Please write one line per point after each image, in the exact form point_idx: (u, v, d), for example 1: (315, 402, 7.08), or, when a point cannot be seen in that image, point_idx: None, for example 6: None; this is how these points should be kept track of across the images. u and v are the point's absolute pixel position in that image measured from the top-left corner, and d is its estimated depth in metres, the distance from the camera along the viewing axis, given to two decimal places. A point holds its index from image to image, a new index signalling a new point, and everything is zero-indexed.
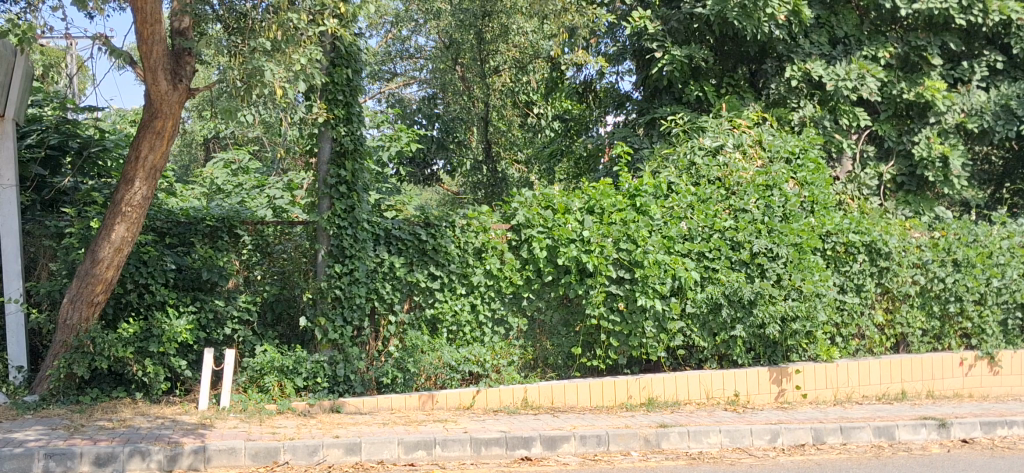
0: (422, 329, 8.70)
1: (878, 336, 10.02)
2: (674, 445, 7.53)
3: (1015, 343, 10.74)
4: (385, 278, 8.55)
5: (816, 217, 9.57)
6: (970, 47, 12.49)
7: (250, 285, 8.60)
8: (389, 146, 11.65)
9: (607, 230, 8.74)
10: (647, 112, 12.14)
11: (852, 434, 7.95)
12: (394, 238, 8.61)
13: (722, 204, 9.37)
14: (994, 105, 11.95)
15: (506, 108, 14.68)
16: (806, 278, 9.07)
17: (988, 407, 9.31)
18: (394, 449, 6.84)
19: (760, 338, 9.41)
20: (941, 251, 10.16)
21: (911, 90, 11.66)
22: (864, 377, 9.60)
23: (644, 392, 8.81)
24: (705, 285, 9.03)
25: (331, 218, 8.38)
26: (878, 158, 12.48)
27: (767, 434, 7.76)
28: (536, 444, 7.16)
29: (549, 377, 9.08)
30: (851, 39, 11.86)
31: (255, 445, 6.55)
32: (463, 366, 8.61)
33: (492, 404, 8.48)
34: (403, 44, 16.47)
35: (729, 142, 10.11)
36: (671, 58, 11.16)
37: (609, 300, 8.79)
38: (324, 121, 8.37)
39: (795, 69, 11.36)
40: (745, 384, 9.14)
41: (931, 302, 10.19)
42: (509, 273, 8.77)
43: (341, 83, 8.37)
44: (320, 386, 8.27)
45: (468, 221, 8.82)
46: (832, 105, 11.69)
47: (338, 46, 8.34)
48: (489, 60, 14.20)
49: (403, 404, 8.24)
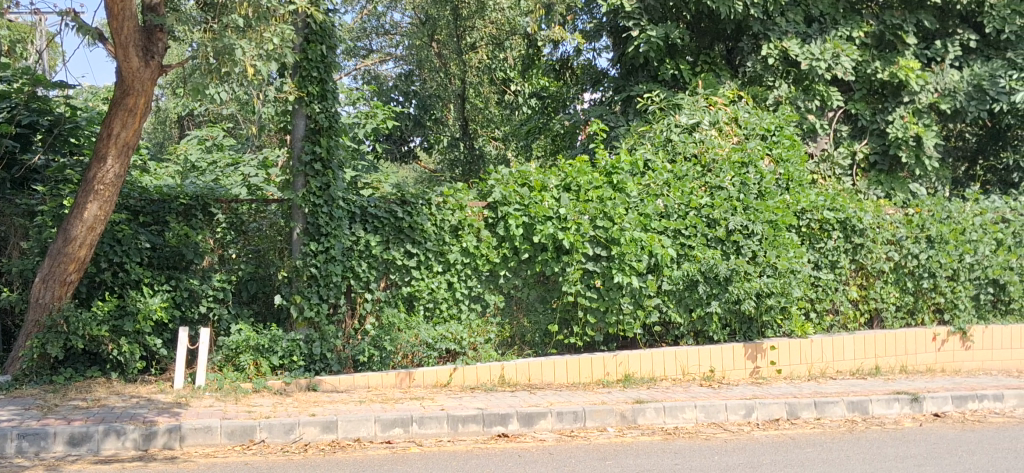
0: (400, 306, 8.69)
1: (852, 312, 10.09)
2: (650, 420, 7.58)
3: (986, 318, 10.69)
4: (361, 256, 8.54)
5: (791, 195, 9.61)
6: (944, 25, 12.49)
7: (225, 263, 8.57)
8: (364, 123, 11.40)
9: (584, 207, 8.75)
10: (624, 90, 12.10)
11: (826, 409, 8.04)
12: (370, 217, 8.59)
13: (698, 181, 9.41)
14: (966, 85, 11.98)
15: (483, 85, 14.62)
16: (781, 255, 9.13)
17: (960, 381, 9.44)
18: (371, 427, 6.85)
19: (736, 314, 9.48)
20: (914, 227, 10.18)
21: (885, 69, 11.72)
22: (838, 353, 9.69)
23: (619, 368, 8.86)
24: (682, 262, 9.09)
25: (307, 196, 8.32)
26: (851, 136, 12.47)
27: (741, 409, 7.83)
28: (513, 421, 7.19)
29: (527, 355, 9.09)
30: (827, 18, 11.88)
31: (231, 423, 6.54)
32: (440, 343, 8.58)
33: (469, 381, 8.50)
34: (379, 20, 16.37)
35: (705, 119, 10.17)
36: (648, 38, 11.17)
37: (586, 278, 8.83)
38: (299, 97, 8.32)
39: (771, 48, 11.43)
40: (720, 360, 9.20)
41: (905, 278, 10.21)
42: (486, 250, 8.75)
43: (315, 59, 8.31)
44: (297, 364, 8.27)
45: (444, 198, 8.77)
46: (807, 84, 11.77)
47: (310, 23, 8.24)
48: (466, 37, 14.20)
49: (380, 382, 8.24)
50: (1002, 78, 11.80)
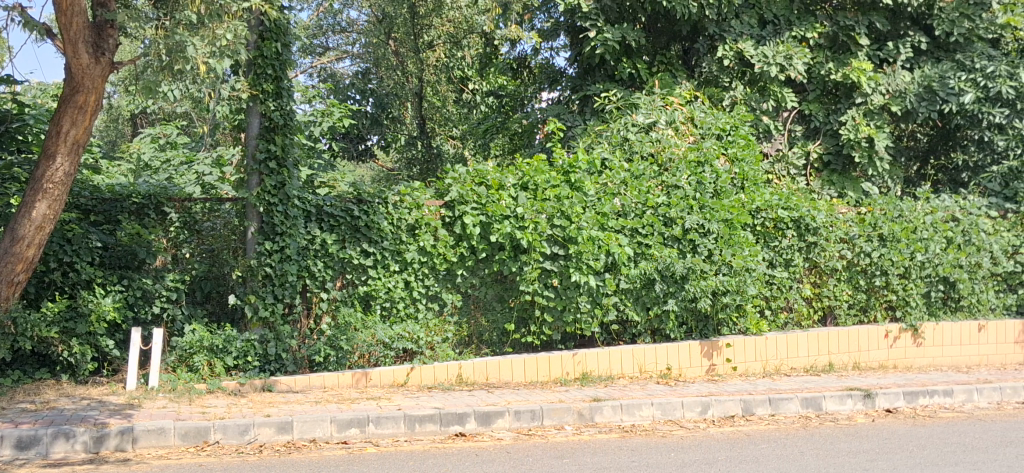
0: (355, 306, 8.61)
1: (806, 310, 10.19)
2: (607, 419, 7.62)
3: (936, 315, 10.72)
4: (316, 255, 8.45)
5: (745, 194, 9.72)
6: (896, 27, 12.60)
7: (178, 262, 8.48)
8: (320, 122, 11.15)
9: (541, 206, 8.76)
10: (580, 89, 12.14)
11: (781, 405, 8.13)
12: (326, 215, 8.49)
13: (655, 180, 9.48)
14: (916, 86, 12.07)
15: (440, 83, 14.57)
16: (736, 253, 9.26)
17: (912, 378, 9.58)
18: (327, 427, 6.80)
19: (692, 312, 9.53)
20: (867, 226, 10.28)
21: (838, 71, 11.90)
22: (792, 350, 9.80)
23: (577, 367, 8.88)
24: (638, 261, 9.15)
25: (261, 195, 8.27)
26: (805, 137, 12.63)
27: (697, 406, 7.88)
28: (470, 420, 7.17)
29: (484, 353, 9.09)
30: (780, 19, 12.06)
31: (185, 425, 6.46)
32: (396, 343, 8.53)
33: (426, 381, 8.48)
34: (336, 18, 16.24)
35: (661, 119, 10.31)
36: (604, 41, 11.26)
37: (543, 277, 8.85)
38: (253, 95, 8.26)
39: (726, 49, 11.56)
40: (677, 358, 9.27)
41: (858, 275, 10.31)
42: (442, 250, 8.69)
43: (270, 57, 8.25)
44: (251, 365, 8.20)
45: (400, 197, 8.70)
46: (761, 85, 11.90)
47: (265, 20, 8.17)
48: (423, 35, 14.23)
49: (337, 382, 8.19)
50: (952, 79, 11.93)
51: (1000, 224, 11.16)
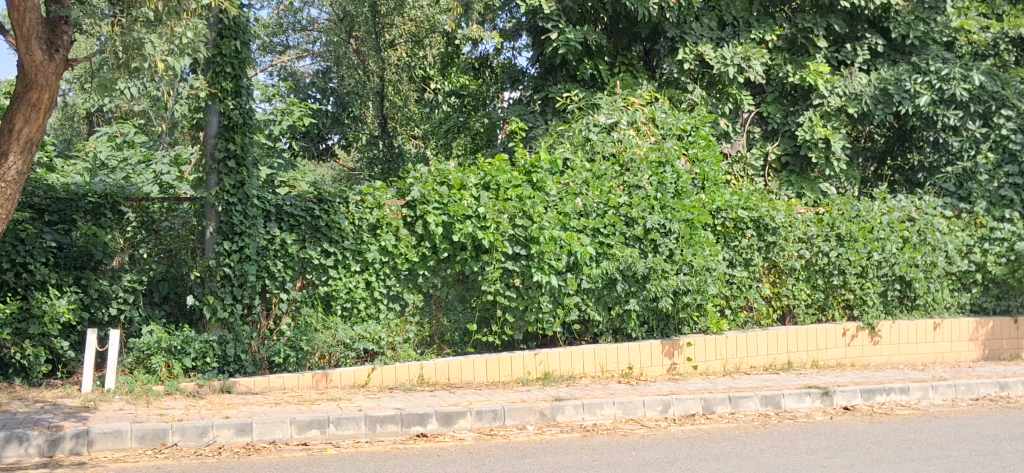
0: (316, 306, 8.55)
1: (765, 308, 10.28)
2: (569, 418, 7.63)
3: (892, 314, 10.85)
4: (276, 255, 8.39)
5: (706, 194, 9.80)
6: (853, 29, 12.75)
7: (136, 263, 8.37)
8: (280, 120, 10.94)
9: (503, 206, 8.77)
10: (543, 90, 12.12)
11: (740, 403, 8.20)
12: (286, 215, 8.44)
13: (617, 180, 9.52)
14: (872, 89, 12.17)
15: (403, 82, 14.69)
16: (697, 253, 9.38)
17: (869, 376, 9.70)
18: (287, 429, 6.74)
19: (653, 312, 9.58)
20: (825, 226, 10.40)
21: (795, 73, 12.06)
22: (752, 348, 9.88)
23: (539, 367, 8.89)
24: (600, 260, 9.19)
25: (220, 194, 8.19)
26: (764, 138, 12.75)
27: (658, 405, 7.93)
28: (431, 421, 7.15)
29: (446, 354, 9.05)
30: (740, 21, 12.15)
31: (142, 427, 6.38)
32: (358, 343, 8.49)
33: (388, 381, 8.44)
34: (295, 16, 16.19)
35: (623, 119, 10.38)
36: (566, 41, 11.22)
37: (505, 277, 8.85)
38: (211, 94, 8.20)
39: (687, 52, 11.63)
40: (638, 357, 9.31)
41: (816, 275, 10.42)
42: (404, 250, 8.65)
43: (229, 55, 8.17)
44: (209, 366, 8.12)
45: (362, 197, 8.66)
46: (720, 88, 12.02)
47: (223, 18, 8.09)
48: (385, 34, 14.32)
49: (296, 383, 8.13)
50: (907, 82, 12.01)
51: (955, 224, 11.19)
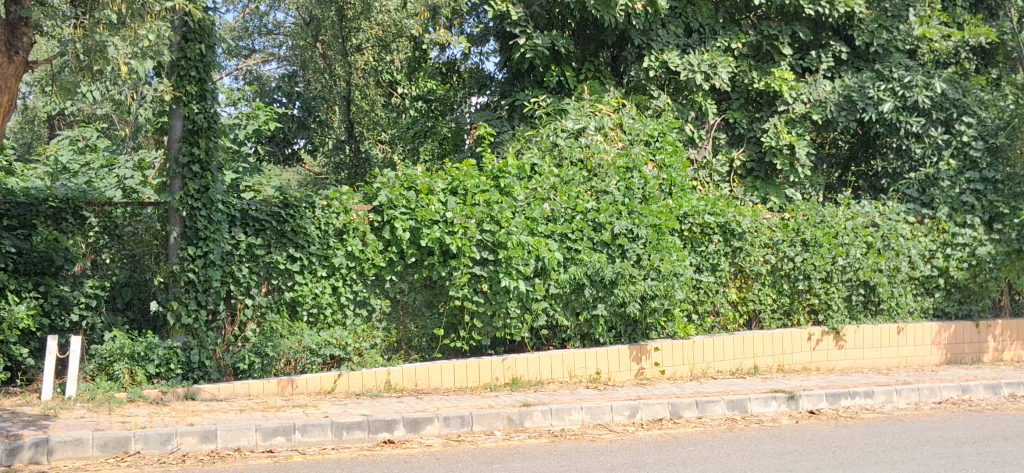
0: (282, 312, 8.48)
1: (731, 313, 10.34)
2: (537, 423, 7.61)
3: (857, 318, 10.93)
4: (241, 260, 8.31)
5: (673, 199, 9.84)
6: (818, 37, 12.89)
7: (98, 268, 8.24)
8: (245, 125, 10.73)
9: (471, 211, 8.71)
10: (510, 95, 12.06)
11: (707, 408, 8.23)
12: (251, 220, 8.37)
13: (584, 185, 9.55)
14: (836, 96, 12.35)
15: (370, 87, 14.59)
16: (664, 258, 9.40)
17: (834, 380, 9.79)
18: (252, 436, 6.67)
19: (621, 317, 9.60)
20: (790, 231, 10.48)
21: (760, 80, 12.19)
22: (718, 353, 9.93)
23: (507, 372, 8.87)
24: (568, 265, 9.19)
25: (184, 199, 8.09)
26: (729, 144, 12.82)
27: (625, 409, 7.94)
28: (399, 427, 7.11)
29: (413, 360, 8.98)
30: (706, 29, 12.29)
31: (104, 435, 6.27)
32: (324, 350, 8.42)
33: (354, 387, 8.40)
34: (261, 20, 16.09)
35: (590, 125, 10.41)
36: (534, 46, 11.28)
37: (472, 282, 8.83)
38: (176, 98, 8.11)
39: (652, 60, 11.75)
40: (606, 362, 9.32)
41: (782, 280, 10.50)
42: (372, 255, 8.62)
43: (194, 59, 8.08)
44: (173, 373, 8.02)
45: (328, 201, 8.60)
46: (685, 94, 12.11)
47: (188, 21, 8.01)
48: (352, 38, 14.02)
49: (262, 390, 8.06)
50: (871, 89, 12.19)
51: (918, 229, 11.23)
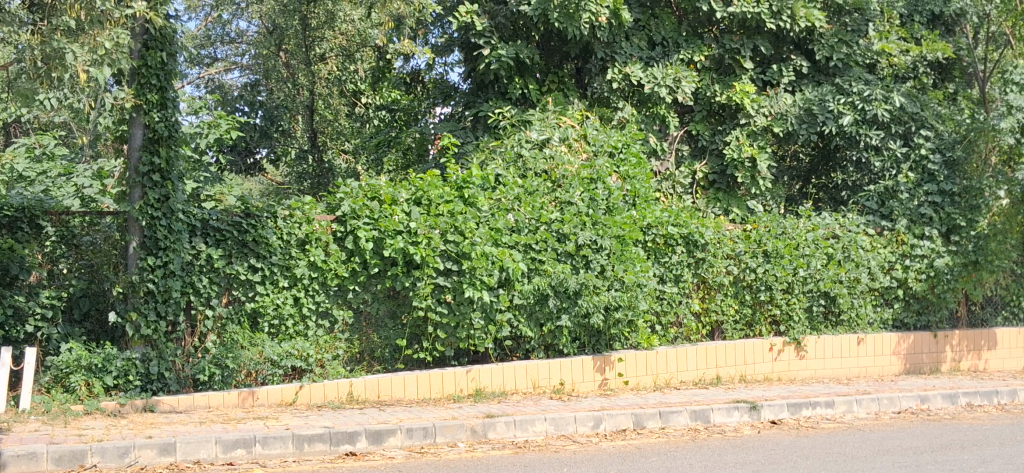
0: (242, 323, 8.37)
1: (694, 324, 10.39)
2: (501, 434, 7.59)
3: (818, 329, 11.02)
4: (202, 271, 8.22)
5: (637, 210, 9.89)
6: (779, 50, 12.98)
7: (54, 278, 8.10)
8: (207, 133, 10.57)
9: (435, 221, 8.72)
10: (474, 105, 12.06)
11: (671, 418, 8.25)
12: (212, 230, 8.28)
13: (549, 196, 9.58)
14: (797, 109, 12.49)
15: (333, 96, 14.43)
16: (628, 269, 9.41)
17: (795, 390, 9.87)
18: (212, 448, 6.58)
19: (585, 327, 9.61)
20: (752, 242, 10.58)
21: (723, 93, 12.35)
22: (682, 363, 9.97)
23: (471, 383, 8.84)
24: (532, 276, 9.19)
25: (143, 208, 7.98)
26: (692, 156, 12.90)
27: (589, 420, 7.94)
28: (361, 439, 7.04)
29: (376, 371, 8.92)
30: (669, 41, 12.39)
31: (59, 449, 6.16)
32: (285, 361, 8.34)
33: (316, 399, 8.32)
34: (224, 28, 15.84)
35: (555, 136, 10.46)
36: (498, 57, 11.35)
37: (436, 293, 8.80)
38: (136, 106, 8.02)
39: (615, 72, 11.82)
40: (570, 373, 9.32)
41: (744, 291, 10.58)
42: (334, 265, 8.55)
43: (155, 67, 8.00)
44: (132, 385, 7.92)
45: (290, 211, 8.53)
46: (649, 106, 12.19)
47: (149, 29, 7.94)
48: (315, 47, 14.05)
49: (222, 402, 7.96)
50: (831, 102, 12.30)
51: (878, 241, 11.35)
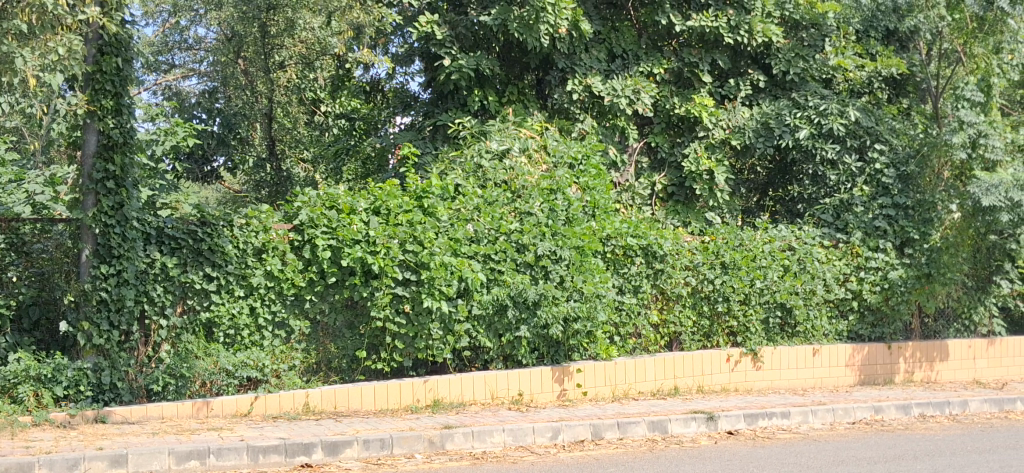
0: (197, 333, 8.27)
1: (653, 335, 10.44)
2: (458, 446, 7.56)
3: (774, 340, 11.11)
4: (156, 280, 8.09)
5: (596, 221, 9.95)
6: (736, 65, 13.17)
7: (3, 287, 7.96)
8: (163, 141, 10.39)
9: (394, 231, 8.67)
10: (433, 116, 12.08)
11: (628, 429, 8.27)
12: (167, 238, 8.17)
13: (508, 206, 9.58)
14: (754, 123, 12.66)
15: (291, 104, 14.44)
16: (587, 280, 9.45)
17: (751, 400, 9.94)
18: (164, 460, 6.49)
19: (544, 338, 9.61)
20: (710, 254, 10.66)
21: (682, 105, 12.45)
22: (640, 374, 10.00)
23: (429, 394, 8.80)
24: (491, 287, 9.17)
25: (97, 216, 7.87)
26: (652, 168, 12.96)
27: (547, 431, 7.93)
28: (317, 450, 6.97)
29: (333, 381, 8.85)
30: (629, 54, 12.50)
31: (6, 461, 6.03)
32: (240, 371, 8.24)
33: (271, 409, 8.23)
34: (182, 35, 15.67)
35: (515, 146, 10.50)
36: (458, 68, 11.33)
37: (394, 303, 8.76)
38: (90, 112, 7.89)
39: (575, 84, 11.86)
40: (528, 384, 9.32)
41: (701, 302, 10.66)
42: (291, 274, 8.47)
43: (110, 72, 7.89)
44: (83, 395, 7.80)
45: (247, 220, 8.45)
46: (609, 117, 12.27)
47: (104, 34, 7.85)
48: (274, 55, 13.79)
49: (175, 412, 7.85)
50: (788, 116, 12.53)
51: (832, 253, 11.51)
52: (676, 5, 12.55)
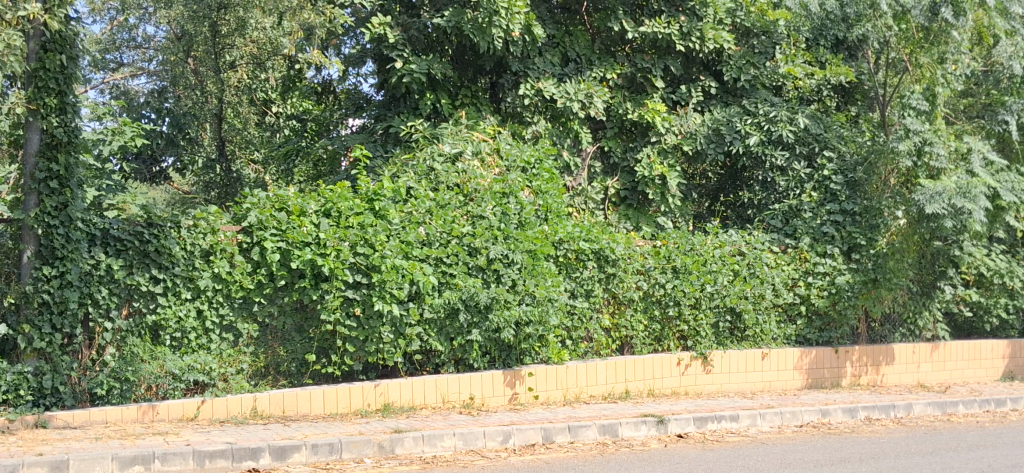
0: (142, 336, 8.14)
1: (604, 339, 10.48)
2: (408, 450, 7.50)
3: (723, 344, 11.23)
4: (101, 282, 7.92)
5: (549, 225, 9.97)
6: (688, 71, 13.33)
7: None
8: (111, 140, 10.22)
9: (344, 233, 8.59)
10: (385, 119, 11.97)
11: (579, 433, 8.29)
12: (113, 239, 7.99)
13: (460, 209, 9.58)
14: (706, 128, 12.83)
15: (242, 105, 14.15)
16: (539, 283, 9.48)
17: (701, 404, 10.03)
18: (107, 465, 6.38)
19: (495, 342, 9.60)
20: (661, 258, 10.74)
21: (634, 110, 12.56)
22: (592, 378, 10.04)
23: (379, 398, 8.75)
24: (442, 290, 9.14)
25: (39, 216, 7.71)
26: (604, 172, 12.96)
27: (498, 435, 7.94)
28: (264, 455, 6.90)
29: (281, 385, 8.80)
30: (583, 59, 12.54)
31: None
32: (187, 375, 8.16)
33: (219, 414, 8.12)
34: (131, 32, 15.53)
35: (467, 149, 10.54)
36: (410, 71, 11.29)
37: (345, 306, 8.70)
38: (32, 110, 7.73)
39: (528, 88, 11.86)
40: (480, 387, 9.30)
41: (653, 306, 10.72)
42: (239, 277, 8.37)
43: (53, 70, 7.74)
44: (22, 400, 7.59)
45: (195, 221, 8.31)
46: (563, 121, 12.31)
47: (47, 31, 7.71)
48: (225, 55, 13.63)
49: (120, 417, 7.73)
50: (738, 123, 12.72)
51: (781, 258, 11.65)
52: (629, 11, 12.71)
